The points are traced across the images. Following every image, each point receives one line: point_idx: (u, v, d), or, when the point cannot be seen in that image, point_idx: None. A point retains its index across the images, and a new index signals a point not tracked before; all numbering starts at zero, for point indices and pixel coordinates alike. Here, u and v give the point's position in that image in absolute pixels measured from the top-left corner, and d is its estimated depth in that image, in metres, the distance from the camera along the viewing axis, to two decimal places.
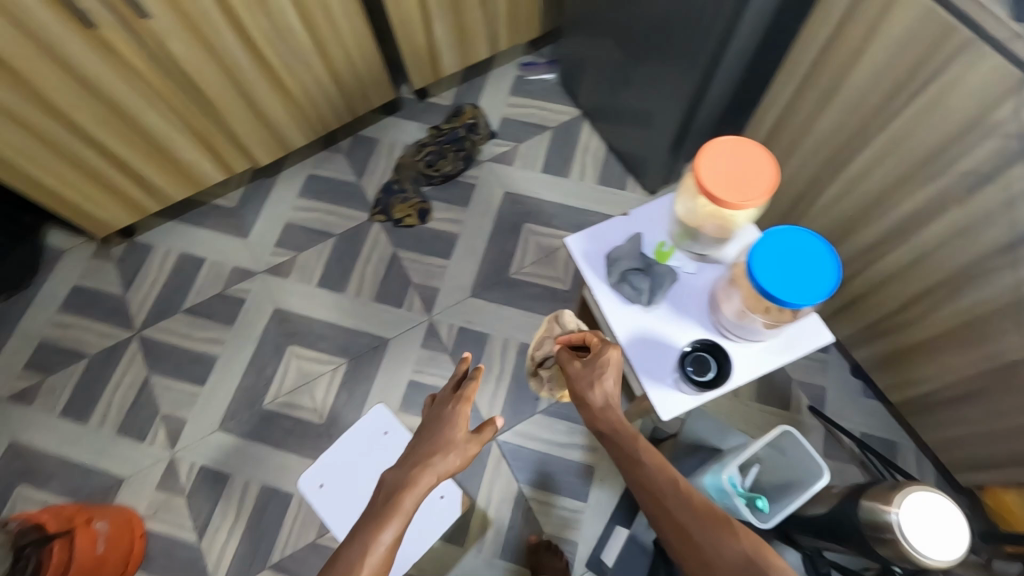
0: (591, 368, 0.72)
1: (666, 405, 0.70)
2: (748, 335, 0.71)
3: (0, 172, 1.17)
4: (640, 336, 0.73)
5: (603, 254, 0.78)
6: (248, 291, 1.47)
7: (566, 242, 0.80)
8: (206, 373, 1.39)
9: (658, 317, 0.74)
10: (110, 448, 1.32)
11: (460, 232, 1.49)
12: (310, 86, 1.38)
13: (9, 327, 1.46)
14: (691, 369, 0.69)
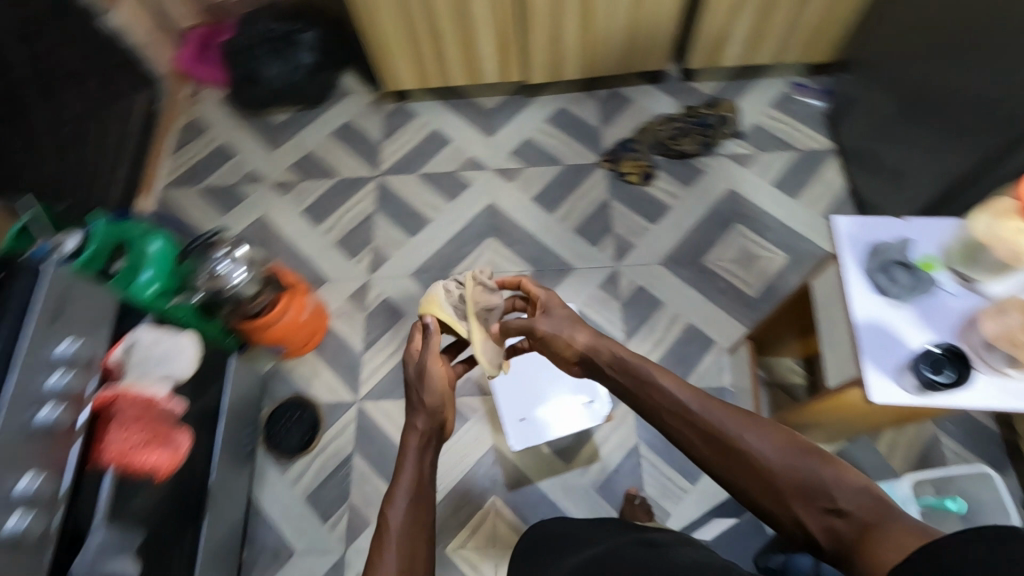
0: (552, 332, 0.93)
1: (883, 392, 0.81)
2: (991, 362, 0.80)
3: (358, 7, 1.43)
4: (883, 323, 0.85)
5: (864, 245, 0.91)
6: (475, 179, 1.65)
7: (837, 225, 0.94)
8: (417, 229, 1.60)
9: (903, 315, 0.86)
10: (326, 253, 1.57)
11: (673, 206, 1.56)
12: (607, 29, 1.51)
13: (291, 132, 1.77)
14: (929, 365, 0.80)
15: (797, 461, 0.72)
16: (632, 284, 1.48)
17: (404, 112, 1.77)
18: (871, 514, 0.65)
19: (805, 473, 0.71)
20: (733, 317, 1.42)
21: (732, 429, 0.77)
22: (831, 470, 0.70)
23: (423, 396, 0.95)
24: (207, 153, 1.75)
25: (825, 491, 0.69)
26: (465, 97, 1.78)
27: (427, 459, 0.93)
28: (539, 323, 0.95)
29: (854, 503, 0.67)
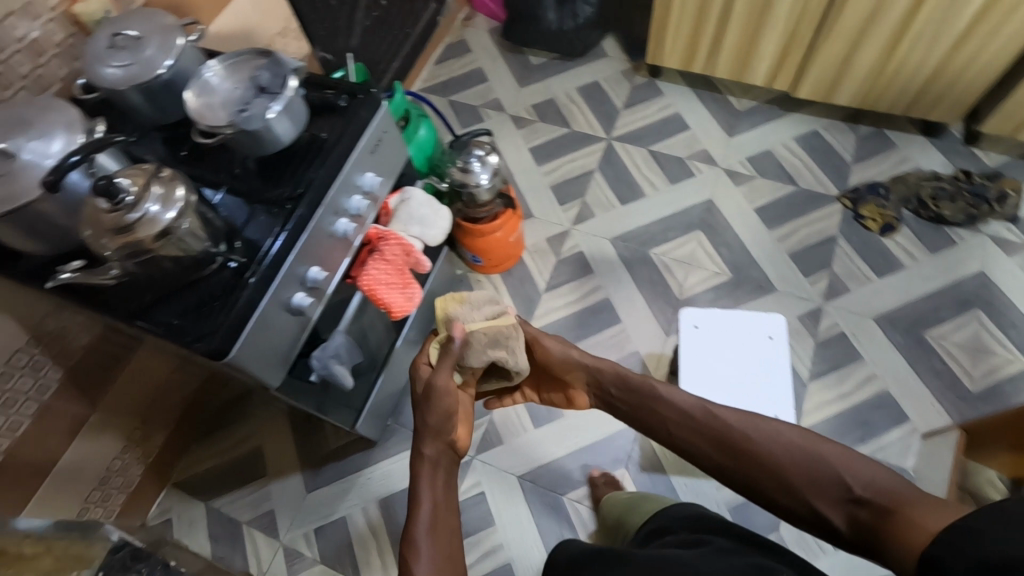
0: (558, 351, 0.92)
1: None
2: None
3: None
4: None
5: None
6: (702, 171, 1.62)
7: None
8: (629, 198, 1.61)
9: None
10: (539, 192, 1.64)
11: (908, 267, 1.43)
12: (910, 63, 1.41)
13: (542, 75, 1.85)
14: None
15: (809, 454, 0.70)
16: (834, 328, 1.38)
17: (653, 89, 1.78)
18: (886, 494, 0.64)
19: (815, 466, 0.69)
20: (940, 402, 1.28)
21: (735, 426, 0.75)
22: (843, 462, 0.68)
23: (444, 393, 0.81)
24: (463, 72, 1.89)
25: (840, 480, 0.67)
26: (717, 93, 1.75)
27: (447, 453, 0.80)
28: (550, 343, 0.92)
29: (867, 488, 0.66)
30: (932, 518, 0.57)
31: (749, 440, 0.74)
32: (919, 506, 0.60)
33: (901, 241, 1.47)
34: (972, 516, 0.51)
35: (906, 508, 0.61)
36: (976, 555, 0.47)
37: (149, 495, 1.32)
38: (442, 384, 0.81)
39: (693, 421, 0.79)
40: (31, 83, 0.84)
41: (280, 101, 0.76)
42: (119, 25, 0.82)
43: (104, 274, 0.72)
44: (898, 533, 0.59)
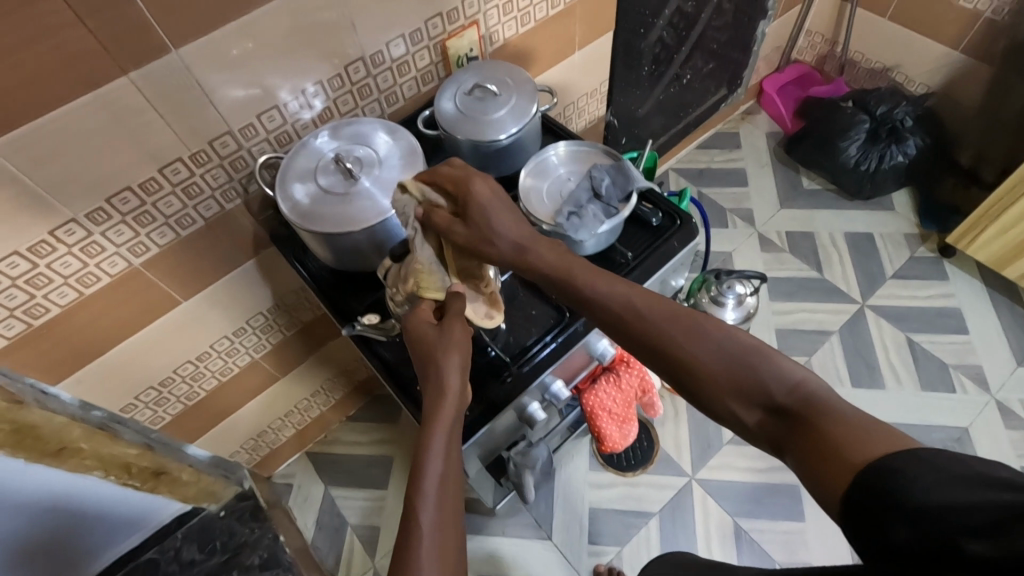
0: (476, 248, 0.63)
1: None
2: None
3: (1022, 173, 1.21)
4: None
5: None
6: (967, 391, 1.35)
7: None
8: (863, 383, 1.38)
9: None
10: (761, 331, 1.47)
11: None
12: None
13: (809, 202, 1.67)
14: None
15: (729, 351, 0.51)
16: None
17: (937, 269, 1.52)
18: (815, 392, 0.47)
19: (751, 383, 0.49)
20: None
21: (669, 332, 0.54)
22: (771, 354, 0.50)
23: (449, 352, 0.60)
24: (723, 167, 1.77)
25: (778, 396, 0.48)
26: (1018, 305, 1.45)
27: (448, 448, 0.56)
28: (459, 227, 0.63)
29: (791, 387, 0.48)
30: (884, 445, 0.41)
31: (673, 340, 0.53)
32: (874, 431, 0.42)
33: None
34: (913, 449, 0.40)
35: (848, 419, 0.44)
36: (906, 497, 0.38)
37: (284, 456, 1.37)
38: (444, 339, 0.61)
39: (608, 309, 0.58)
40: (384, 98, 0.86)
41: (613, 218, 0.70)
42: (483, 74, 0.82)
43: (385, 328, 0.73)
44: (820, 460, 0.43)
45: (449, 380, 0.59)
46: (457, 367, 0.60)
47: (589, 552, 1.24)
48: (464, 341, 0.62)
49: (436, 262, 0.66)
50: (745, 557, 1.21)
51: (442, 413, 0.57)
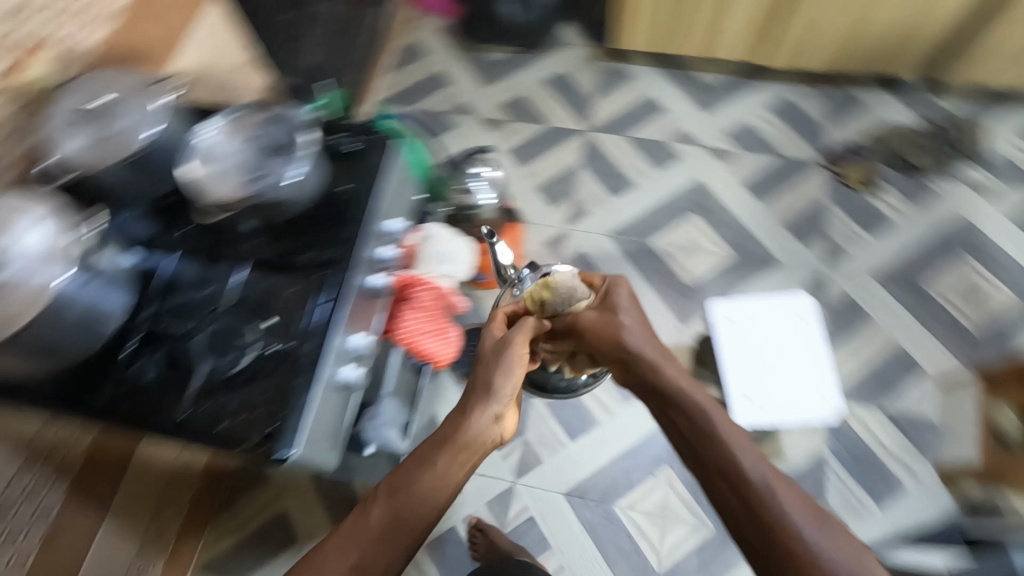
0: (591, 324, 0.85)
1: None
2: None
3: None
4: None
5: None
6: (684, 153, 1.61)
7: None
8: (620, 191, 1.58)
9: None
10: (526, 196, 1.59)
11: (895, 221, 1.48)
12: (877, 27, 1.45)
13: (505, 72, 1.78)
14: None
15: (760, 488, 0.62)
16: (839, 292, 1.41)
17: (620, 73, 1.75)
18: (761, 491, 0.62)
19: (718, 466, 0.66)
20: (945, 345, 1.33)
21: (673, 388, 0.75)
22: (743, 458, 0.65)
23: (505, 371, 0.77)
24: (422, 79, 1.80)
25: (725, 484, 0.64)
26: (682, 69, 1.74)
27: (443, 468, 0.67)
28: (602, 301, 0.88)
29: (752, 493, 0.62)
30: None
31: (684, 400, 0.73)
32: None
33: (885, 196, 1.51)
34: None
35: (774, 522, 0.60)
36: None
37: None
38: (495, 343, 0.82)
39: (662, 397, 0.76)
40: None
41: (296, 161, 0.72)
42: (96, 96, 0.77)
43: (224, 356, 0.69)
44: None
45: (469, 418, 0.72)
46: (495, 390, 0.75)
47: (501, 457, 1.31)
48: (510, 358, 0.78)
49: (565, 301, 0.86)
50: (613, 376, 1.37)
51: (456, 436, 0.70)
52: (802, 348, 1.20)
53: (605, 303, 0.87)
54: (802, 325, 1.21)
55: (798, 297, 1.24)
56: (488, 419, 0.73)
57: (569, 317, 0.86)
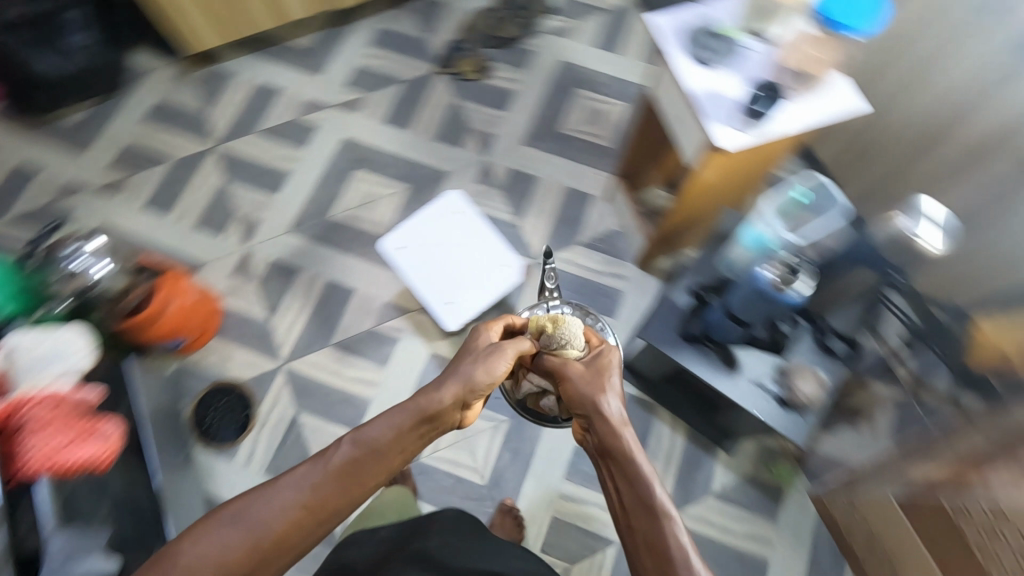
0: (580, 389, 0.80)
1: (731, 142, 0.87)
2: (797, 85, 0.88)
3: None
4: (708, 91, 0.89)
5: (676, 29, 0.93)
6: (319, 120, 1.60)
7: (645, 19, 0.94)
8: (279, 184, 1.53)
9: (722, 75, 0.90)
10: (189, 238, 1.46)
11: (517, 90, 1.64)
12: None
13: (97, 128, 1.57)
14: (759, 105, 0.86)
15: (665, 541, 0.64)
16: (504, 171, 1.55)
17: (220, 75, 1.65)
18: (668, 546, 0.64)
19: (647, 509, 0.67)
20: (596, 167, 1.54)
21: (620, 435, 0.75)
22: (671, 515, 0.66)
23: (491, 359, 0.81)
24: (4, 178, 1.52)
25: (638, 538, 0.67)
26: (277, 44, 1.69)
27: (406, 426, 0.74)
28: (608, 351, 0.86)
29: (652, 550, 0.65)
30: None
31: (621, 443, 0.74)
32: None
33: (499, 73, 1.66)
34: None
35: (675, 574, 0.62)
36: None
37: None
38: (494, 349, 0.82)
39: (614, 456, 0.73)
40: None
41: None
42: None
43: None
44: None
45: (439, 395, 0.76)
46: (471, 378, 0.79)
47: None
48: (471, 370, 0.79)
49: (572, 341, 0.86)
50: (363, 351, 1.38)
51: (428, 400, 0.76)
52: (472, 241, 1.19)
53: (592, 363, 0.83)
54: (472, 221, 1.20)
55: (449, 195, 1.22)
56: (450, 401, 0.77)
57: (546, 355, 0.87)
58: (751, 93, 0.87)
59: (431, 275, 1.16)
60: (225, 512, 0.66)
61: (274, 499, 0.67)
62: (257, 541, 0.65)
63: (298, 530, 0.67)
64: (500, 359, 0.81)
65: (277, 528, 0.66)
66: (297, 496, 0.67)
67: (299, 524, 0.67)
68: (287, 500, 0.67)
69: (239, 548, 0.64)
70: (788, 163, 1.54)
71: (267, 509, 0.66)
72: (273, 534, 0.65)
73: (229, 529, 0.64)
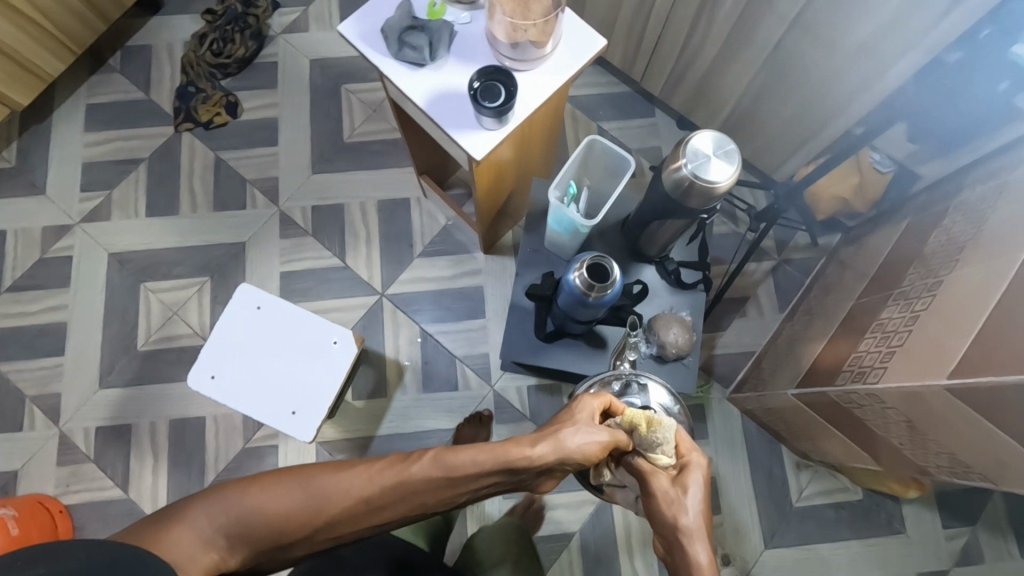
0: (656, 497, 0.62)
1: (478, 145, 0.74)
2: (523, 58, 0.73)
3: None
4: (436, 95, 0.75)
5: (375, 29, 0.78)
6: (70, 247, 1.33)
7: (340, 31, 0.78)
8: (61, 341, 1.28)
9: (446, 75, 0.76)
10: None
11: (280, 114, 1.42)
12: (57, 5, 1.22)
13: None
14: (483, 97, 0.71)
15: None
16: (306, 211, 1.36)
17: None
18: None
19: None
20: (401, 166, 1.38)
21: (693, 560, 0.58)
22: None
23: (569, 433, 0.64)
24: None
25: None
26: None
27: (484, 470, 0.63)
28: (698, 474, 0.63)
29: None
30: None
31: (689, 568, 0.58)
32: None
33: (252, 103, 1.42)
34: None
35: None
36: None
37: None
38: (587, 422, 0.66)
39: None
40: None
41: None
42: None
43: None
44: None
45: (534, 451, 0.63)
46: (561, 448, 0.63)
47: None
48: (544, 455, 0.63)
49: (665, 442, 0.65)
50: (244, 476, 1.22)
51: (515, 457, 0.63)
52: (285, 337, 1.02)
53: (682, 470, 0.64)
54: (279, 315, 1.03)
55: (240, 293, 1.03)
56: (543, 458, 0.63)
57: (637, 456, 0.66)
58: (469, 83, 0.71)
59: (258, 396, 1.00)
60: (298, 475, 0.63)
61: (336, 479, 0.63)
62: (311, 509, 0.62)
63: (348, 515, 0.63)
64: (578, 447, 0.64)
65: (332, 505, 0.62)
66: (356, 486, 0.63)
67: (343, 508, 0.62)
68: (347, 484, 0.63)
69: (296, 511, 0.62)
70: (587, 79, 1.43)
71: (335, 482, 0.62)
72: (323, 505, 0.62)
73: (295, 494, 0.62)
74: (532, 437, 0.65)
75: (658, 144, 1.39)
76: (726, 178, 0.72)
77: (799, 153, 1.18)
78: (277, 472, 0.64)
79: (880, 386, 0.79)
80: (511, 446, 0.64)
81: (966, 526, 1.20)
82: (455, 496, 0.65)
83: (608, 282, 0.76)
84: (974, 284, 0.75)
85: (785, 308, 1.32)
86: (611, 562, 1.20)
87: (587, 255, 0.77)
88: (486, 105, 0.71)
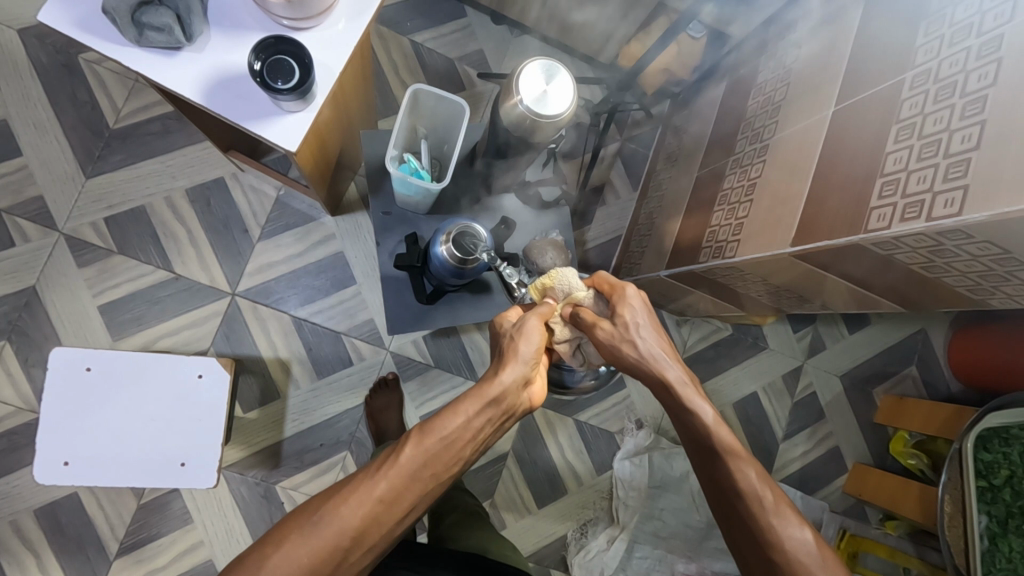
0: (609, 344, 0.64)
1: (283, 133, 0.66)
2: (306, 16, 0.64)
3: None
4: (212, 84, 0.65)
5: (98, 11, 0.63)
6: None
7: (43, 21, 0.62)
8: None
9: (213, 55, 0.65)
10: None
11: (8, 114, 1.10)
12: None
13: None
14: (273, 79, 0.63)
15: (753, 489, 0.57)
16: (99, 225, 1.12)
17: None
18: (748, 489, 0.57)
19: (709, 450, 0.60)
20: (197, 140, 1.16)
21: (665, 381, 0.62)
22: (740, 465, 0.58)
23: (520, 341, 0.59)
24: None
25: (707, 483, 0.61)
26: None
27: (474, 417, 0.55)
28: (623, 293, 0.65)
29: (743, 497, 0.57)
30: None
31: (667, 389, 0.62)
32: None
33: None
34: None
35: (766, 528, 0.56)
36: None
37: None
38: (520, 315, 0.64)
39: (673, 400, 0.62)
40: None
41: None
42: None
43: None
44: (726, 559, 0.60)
45: (501, 376, 0.56)
46: (523, 358, 0.58)
47: None
48: (514, 371, 0.57)
49: (580, 289, 0.68)
50: (152, 534, 1.09)
51: (489, 390, 0.55)
52: (136, 385, 0.94)
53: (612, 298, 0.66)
54: (115, 367, 0.93)
55: (56, 361, 0.91)
56: (518, 381, 0.57)
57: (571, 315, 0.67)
58: (250, 65, 0.63)
59: (136, 450, 0.93)
60: (302, 518, 0.51)
61: (340, 503, 0.51)
62: (336, 542, 0.50)
63: (373, 528, 0.52)
64: (530, 340, 0.59)
65: (354, 525, 0.51)
66: (366, 499, 0.51)
67: (364, 525, 0.51)
68: (354, 504, 0.51)
69: (317, 556, 0.50)
70: None
71: (339, 509, 0.51)
72: (346, 532, 0.51)
73: (310, 534, 0.50)
74: (496, 365, 0.58)
75: (479, 45, 1.29)
76: (558, 111, 0.69)
77: (618, 30, 1.16)
78: (278, 528, 0.52)
79: (739, 257, 0.85)
80: (480, 384, 0.57)
81: (811, 325, 1.43)
82: (465, 457, 0.56)
83: (473, 250, 0.80)
84: (797, 142, 0.81)
85: (638, 186, 1.37)
86: (549, 463, 1.28)
87: (452, 225, 0.81)
88: (281, 88, 0.63)
